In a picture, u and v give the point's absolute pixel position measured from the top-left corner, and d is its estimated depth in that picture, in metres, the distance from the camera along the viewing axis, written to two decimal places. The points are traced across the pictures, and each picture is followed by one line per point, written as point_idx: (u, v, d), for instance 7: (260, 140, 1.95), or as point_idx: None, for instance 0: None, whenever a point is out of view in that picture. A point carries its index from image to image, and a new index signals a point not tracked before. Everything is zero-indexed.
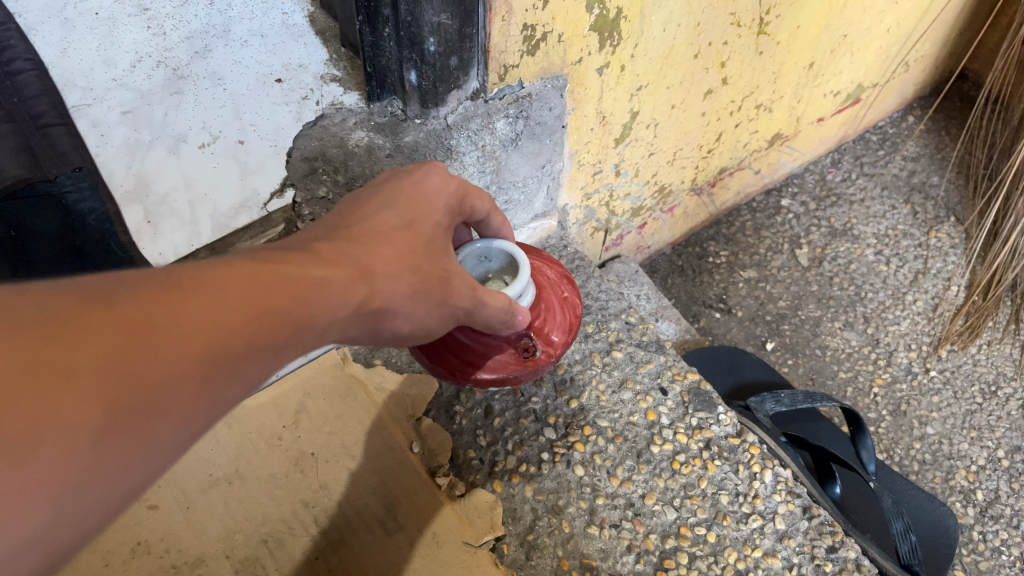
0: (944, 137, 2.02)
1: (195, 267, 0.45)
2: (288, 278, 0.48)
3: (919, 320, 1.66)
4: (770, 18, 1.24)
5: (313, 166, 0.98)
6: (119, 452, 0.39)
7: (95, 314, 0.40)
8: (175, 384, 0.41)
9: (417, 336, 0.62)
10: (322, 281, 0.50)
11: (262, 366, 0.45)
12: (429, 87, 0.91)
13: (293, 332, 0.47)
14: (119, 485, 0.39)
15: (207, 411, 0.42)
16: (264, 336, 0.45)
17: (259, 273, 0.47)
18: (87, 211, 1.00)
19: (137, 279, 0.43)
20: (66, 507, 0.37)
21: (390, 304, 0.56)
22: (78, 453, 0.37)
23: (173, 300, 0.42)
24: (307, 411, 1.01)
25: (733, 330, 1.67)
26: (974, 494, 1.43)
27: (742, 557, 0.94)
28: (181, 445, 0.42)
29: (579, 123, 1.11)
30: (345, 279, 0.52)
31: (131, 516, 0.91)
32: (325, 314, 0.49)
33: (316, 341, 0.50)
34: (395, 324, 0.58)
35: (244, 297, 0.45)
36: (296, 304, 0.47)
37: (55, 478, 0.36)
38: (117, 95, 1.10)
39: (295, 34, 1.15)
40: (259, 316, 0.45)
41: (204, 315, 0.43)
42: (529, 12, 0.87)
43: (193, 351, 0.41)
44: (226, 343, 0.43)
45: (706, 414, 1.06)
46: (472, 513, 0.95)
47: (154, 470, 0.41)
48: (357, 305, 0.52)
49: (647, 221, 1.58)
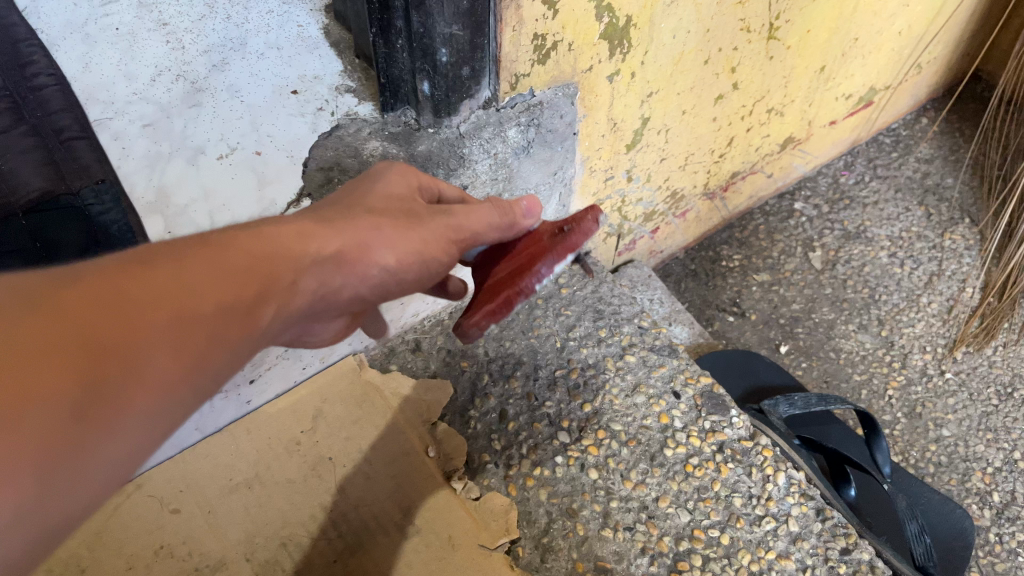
0: (958, 138, 2.02)
1: (153, 252, 0.50)
2: (244, 248, 0.54)
3: (934, 322, 1.66)
4: (781, 23, 1.25)
5: (329, 175, 1.01)
6: (111, 411, 0.42)
7: (67, 295, 0.44)
8: (153, 350, 0.44)
9: (413, 270, 0.65)
10: (267, 235, 0.56)
11: (238, 332, 0.49)
12: (442, 96, 0.93)
13: (258, 296, 0.52)
14: (110, 451, 0.43)
15: (189, 375, 0.46)
16: (232, 296, 0.50)
17: (214, 248, 0.52)
18: (110, 223, 0.99)
19: (101, 268, 0.48)
20: (66, 464, 0.40)
21: (355, 246, 0.61)
22: (70, 411, 0.41)
23: (137, 277, 0.47)
24: (324, 416, 1.03)
25: (747, 334, 1.67)
26: (990, 496, 1.43)
27: (756, 559, 0.95)
28: (170, 402, 0.45)
29: (590, 129, 1.13)
30: (296, 235, 0.58)
31: (154, 520, 0.93)
32: (287, 269, 0.55)
33: (284, 308, 0.54)
34: (376, 259, 0.62)
35: (207, 268, 0.50)
36: (256, 274, 0.52)
37: (55, 436, 0.40)
38: (138, 109, 1.13)
39: (310, 47, 1.18)
40: (223, 284, 0.50)
41: (171, 289, 0.47)
42: (539, 22, 0.88)
43: (165, 314, 0.46)
44: (197, 306, 0.47)
45: (720, 417, 1.07)
46: (486, 516, 0.96)
47: (142, 434, 0.44)
48: (314, 257, 0.58)
49: (660, 226, 1.59)
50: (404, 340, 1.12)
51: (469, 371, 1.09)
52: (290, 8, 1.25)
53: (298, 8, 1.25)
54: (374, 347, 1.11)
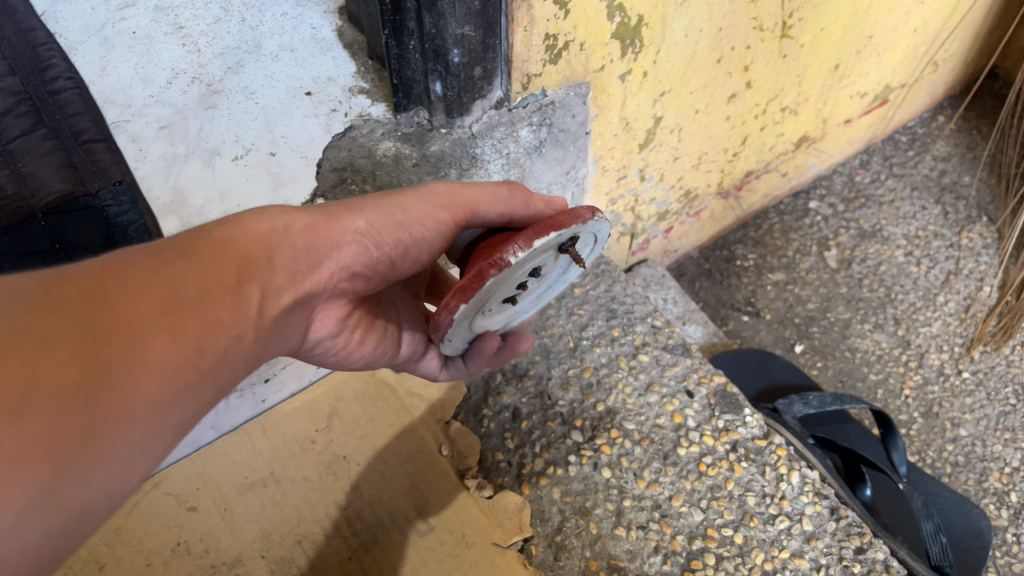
0: (976, 136, 2.00)
1: (125, 250, 0.53)
2: (216, 239, 0.56)
3: (951, 321, 1.65)
4: (794, 21, 1.24)
5: (342, 176, 1.02)
6: (121, 395, 0.45)
7: (56, 291, 0.46)
8: (149, 335, 0.47)
9: (393, 234, 0.67)
10: (242, 218, 0.59)
11: (224, 316, 0.53)
12: (454, 97, 0.94)
13: (238, 280, 0.55)
14: (122, 436, 0.45)
15: (185, 359, 0.49)
16: (211, 284, 0.53)
17: (187, 241, 0.55)
18: (127, 223, 1.01)
19: (79, 265, 0.50)
20: (85, 447, 0.42)
21: (325, 217, 0.64)
22: (82, 395, 0.43)
23: (119, 272, 0.49)
24: (339, 415, 1.04)
25: (761, 333, 1.67)
26: (1008, 496, 1.42)
27: (770, 558, 0.94)
28: (175, 385, 0.48)
29: (601, 129, 1.13)
30: (266, 211, 0.61)
31: (171, 517, 0.94)
32: (263, 253, 0.58)
33: (266, 289, 0.58)
34: (350, 226, 0.65)
35: (182, 258, 0.53)
36: (232, 260, 0.56)
37: (74, 419, 0.42)
38: (155, 111, 1.14)
39: (323, 48, 1.19)
40: (203, 273, 0.53)
41: (155, 280, 0.50)
42: (550, 22, 0.89)
43: (151, 303, 0.49)
44: (182, 295, 0.51)
45: (733, 416, 1.07)
46: (500, 514, 0.96)
47: (153, 417, 0.47)
48: (287, 232, 0.61)
49: (674, 225, 1.59)
50: None
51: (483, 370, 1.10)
52: (304, 9, 1.25)
53: (311, 9, 1.25)
54: None
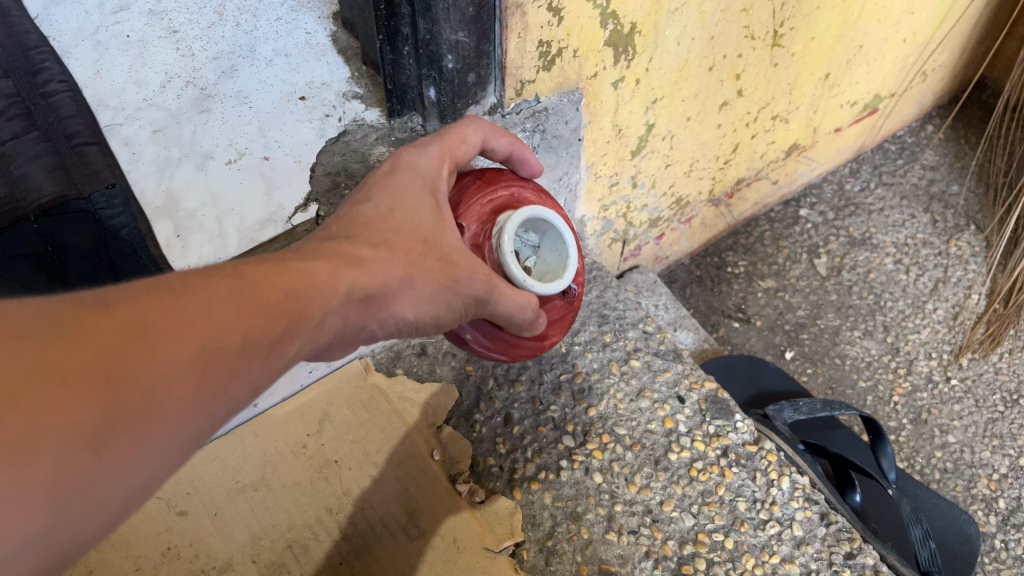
0: (963, 145, 2.03)
1: (188, 272, 0.50)
2: (278, 281, 0.52)
3: (940, 328, 1.66)
4: (784, 30, 1.25)
5: (336, 180, 1.03)
6: (122, 447, 0.43)
7: (91, 319, 0.44)
8: (172, 386, 0.44)
9: (425, 327, 0.66)
10: (309, 271, 0.54)
11: (256, 371, 0.49)
12: (448, 102, 0.93)
13: (284, 332, 0.51)
14: (119, 484, 0.43)
15: (205, 410, 0.46)
16: (260, 332, 0.49)
17: (250, 279, 0.51)
18: (119, 227, 1.00)
19: (132, 285, 0.47)
20: (76, 493, 0.42)
21: (385, 294, 0.60)
22: (78, 448, 0.41)
23: (166, 303, 0.46)
24: (331, 419, 1.03)
25: (752, 339, 1.68)
26: (996, 502, 1.43)
27: (760, 563, 0.95)
28: (186, 437, 0.46)
29: (595, 136, 1.13)
30: (329, 270, 0.56)
31: (161, 522, 0.93)
32: (320, 305, 0.54)
33: (304, 345, 0.53)
34: (397, 307, 0.62)
35: (236, 299, 0.49)
36: (286, 307, 0.51)
37: (69, 470, 0.41)
38: (148, 115, 1.14)
39: (318, 53, 1.20)
40: (252, 318, 0.49)
41: (199, 320, 0.46)
42: (544, 28, 0.89)
43: (187, 349, 0.45)
44: (222, 342, 0.47)
45: (724, 422, 1.07)
46: (490, 518, 0.96)
47: (158, 465, 0.45)
48: (346, 297, 0.56)
49: (665, 232, 1.60)
50: (411, 346, 1.10)
51: (474, 375, 1.10)
52: (299, 15, 1.27)
53: (306, 15, 1.27)
54: (379, 351, 1.09)
